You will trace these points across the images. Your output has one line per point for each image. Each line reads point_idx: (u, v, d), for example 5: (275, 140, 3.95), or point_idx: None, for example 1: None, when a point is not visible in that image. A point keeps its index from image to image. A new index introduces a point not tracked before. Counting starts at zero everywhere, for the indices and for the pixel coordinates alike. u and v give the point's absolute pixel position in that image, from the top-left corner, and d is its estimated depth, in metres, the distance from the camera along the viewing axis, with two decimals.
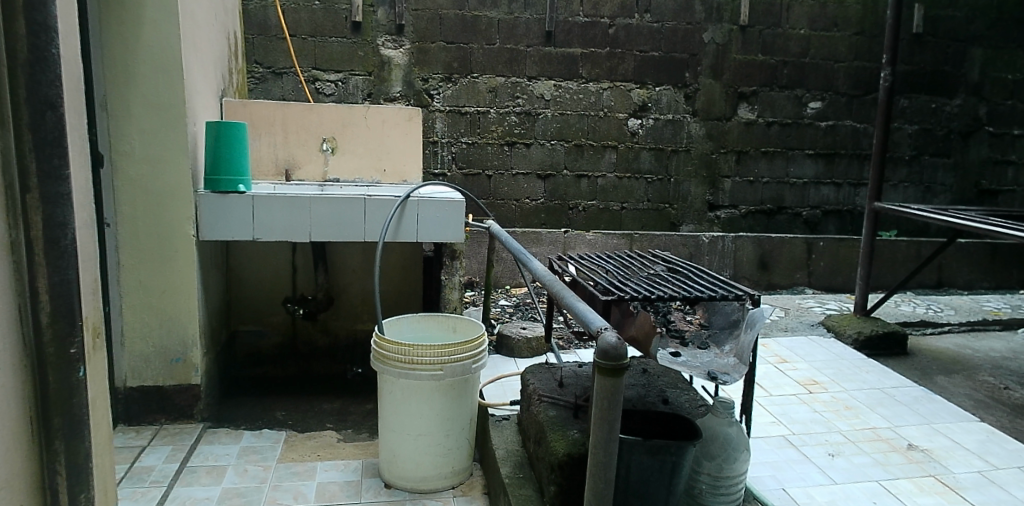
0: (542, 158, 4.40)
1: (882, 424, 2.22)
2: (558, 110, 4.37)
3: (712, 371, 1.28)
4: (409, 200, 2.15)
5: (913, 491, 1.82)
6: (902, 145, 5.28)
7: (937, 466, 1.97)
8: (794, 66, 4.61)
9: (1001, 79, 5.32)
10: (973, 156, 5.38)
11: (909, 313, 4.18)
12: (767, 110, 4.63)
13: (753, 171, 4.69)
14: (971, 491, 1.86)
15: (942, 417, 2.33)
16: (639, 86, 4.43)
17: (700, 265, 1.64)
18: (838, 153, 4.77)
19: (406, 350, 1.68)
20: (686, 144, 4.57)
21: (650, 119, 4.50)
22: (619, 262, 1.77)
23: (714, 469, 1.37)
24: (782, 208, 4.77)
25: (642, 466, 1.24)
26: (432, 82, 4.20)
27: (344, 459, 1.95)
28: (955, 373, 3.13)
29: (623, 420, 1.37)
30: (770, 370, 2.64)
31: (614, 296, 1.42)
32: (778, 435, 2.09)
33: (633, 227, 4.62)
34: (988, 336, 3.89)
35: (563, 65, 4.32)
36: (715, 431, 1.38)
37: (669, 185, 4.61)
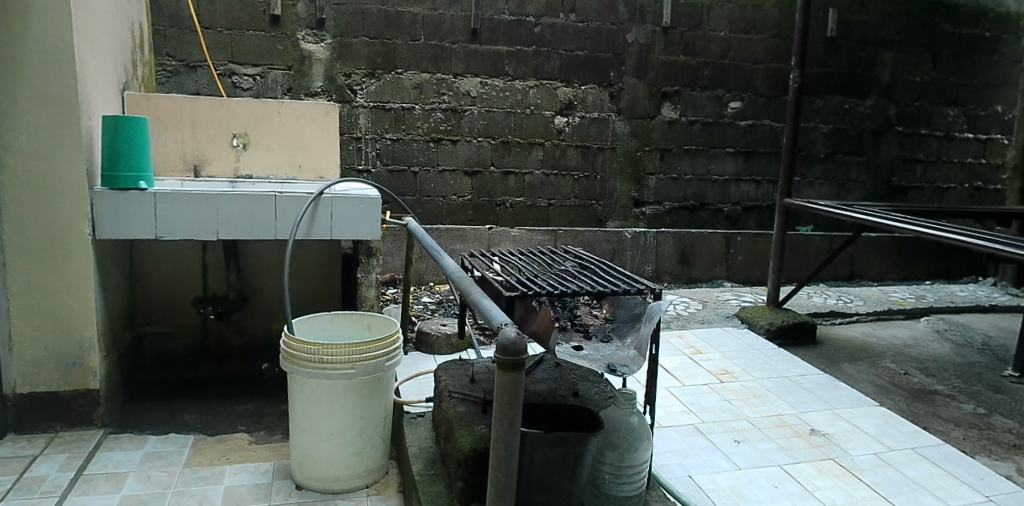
0: (468, 155, 4.40)
1: (787, 411, 2.33)
2: (485, 107, 4.38)
3: (612, 364, 1.34)
4: (322, 197, 2.13)
5: (812, 474, 1.92)
6: (817, 144, 5.51)
7: (836, 449, 2.08)
8: (715, 67, 4.75)
9: (909, 82, 5.61)
10: (884, 155, 5.67)
11: (821, 304, 4.38)
12: (690, 109, 4.76)
13: (676, 168, 4.81)
14: (866, 472, 1.97)
15: (844, 402, 2.46)
16: (565, 84, 4.49)
17: (608, 260, 1.68)
18: (756, 152, 4.94)
19: (316, 349, 1.67)
20: (612, 142, 4.66)
21: (576, 117, 4.56)
22: (531, 259, 1.80)
23: (616, 459, 1.41)
24: (704, 204, 4.92)
25: (544, 458, 1.29)
26: (354, 77, 4.14)
27: (254, 462, 1.92)
28: (860, 360, 3.31)
29: (529, 413, 1.42)
30: (685, 360, 2.73)
31: (518, 292, 1.44)
32: (688, 424, 2.16)
33: (560, 224, 4.68)
34: (892, 325, 4.12)
35: (489, 62, 4.34)
36: (617, 422, 1.43)
37: (595, 182, 4.68)
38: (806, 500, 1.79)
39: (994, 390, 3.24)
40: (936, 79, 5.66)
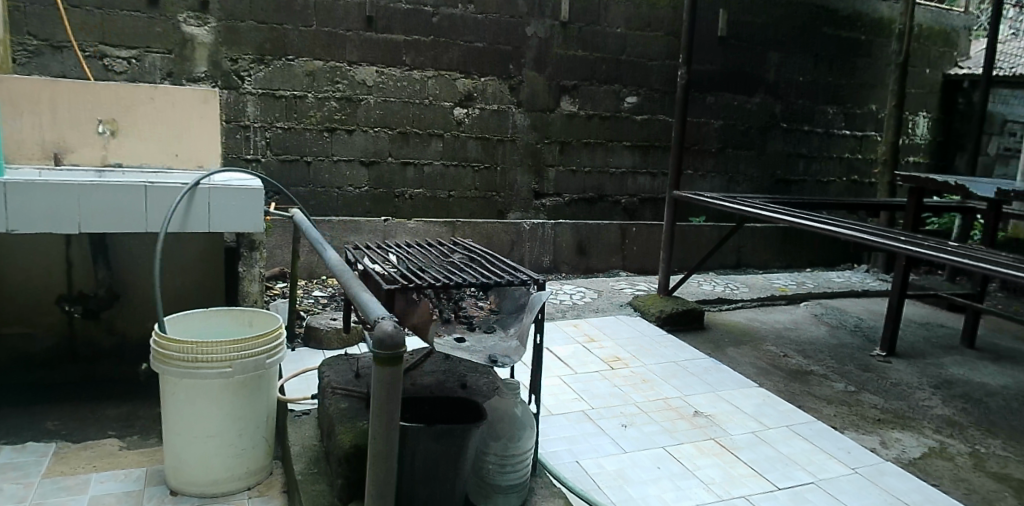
0: (366, 146, 4.32)
1: (673, 394, 2.42)
2: (381, 96, 4.30)
3: (493, 355, 1.32)
4: (199, 188, 2.03)
5: (693, 454, 2.01)
6: (709, 139, 5.75)
7: (716, 429, 2.19)
8: (612, 63, 4.86)
9: (792, 82, 5.94)
10: (769, 150, 5.98)
11: (710, 291, 4.59)
12: (588, 103, 4.85)
13: (575, 161, 4.90)
14: (743, 450, 2.08)
15: (726, 385, 2.59)
16: (464, 76, 4.48)
17: (496, 252, 1.69)
18: (651, 146, 5.10)
19: (190, 348, 1.61)
20: (511, 134, 4.68)
21: (475, 108, 4.56)
22: (420, 251, 1.79)
23: (500, 449, 1.48)
24: (603, 196, 5.03)
25: (426, 451, 1.39)
26: (241, 63, 3.97)
27: (124, 469, 1.81)
28: (745, 344, 3.49)
29: (412, 408, 1.51)
30: (579, 349, 2.79)
31: (399, 284, 1.43)
32: (577, 410, 2.21)
33: (461, 215, 4.67)
34: (775, 310, 4.37)
35: (387, 52, 4.26)
36: (501, 413, 1.51)
37: (495, 174, 4.70)
38: (686, 479, 1.87)
39: (863, 369, 3.50)
40: (816, 80, 6.02)
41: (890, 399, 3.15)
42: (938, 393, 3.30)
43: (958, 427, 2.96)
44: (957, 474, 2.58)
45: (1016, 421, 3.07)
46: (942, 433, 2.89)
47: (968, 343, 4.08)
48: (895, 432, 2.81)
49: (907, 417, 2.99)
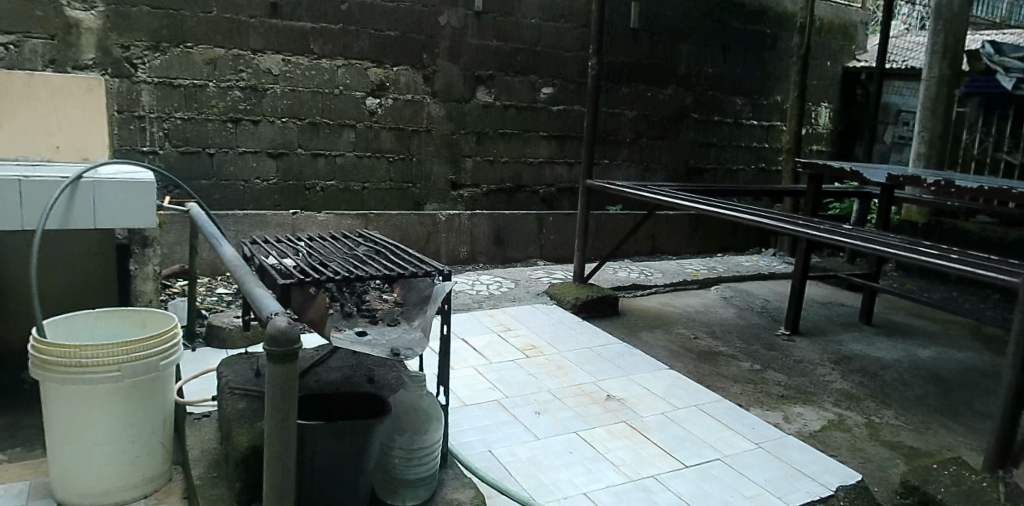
0: (273, 137, 4.18)
1: (587, 379, 2.48)
2: (288, 86, 4.17)
3: (395, 348, 1.31)
4: (82, 182, 1.92)
5: (604, 437, 2.08)
6: (624, 129, 5.86)
7: (628, 412, 2.26)
8: (527, 53, 4.87)
9: (703, 73, 6.11)
10: (682, 139, 6.15)
11: (624, 278, 4.71)
12: (504, 94, 4.85)
13: (492, 151, 4.89)
14: (654, 431, 2.16)
15: (640, 368, 2.66)
16: (376, 65, 4.39)
17: (401, 245, 1.66)
18: (567, 136, 5.16)
19: (71, 353, 1.55)
20: (426, 124, 4.63)
21: (388, 98, 4.48)
22: (324, 245, 1.74)
23: (405, 443, 1.52)
24: (520, 186, 5.06)
25: (327, 447, 1.44)
26: (134, 50, 3.76)
27: (6, 483, 1.73)
28: (657, 327, 3.60)
29: (319, 403, 1.58)
30: (495, 338, 2.81)
31: (295, 279, 1.39)
32: (491, 401, 2.26)
33: (376, 207, 4.59)
34: (687, 295, 4.51)
35: (293, 40, 4.13)
36: (406, 408, 1.56)
37: (411, 165, 4.64)
38: (597, 462, 1.94)
39: (769, 348, 3.66)
40: (724, 71, 6.23)
41: (794, 376, 3.31)
42: (837, 368, 3.48)
43: (855, 400, 3.13)
44: (854, 444, 2.74)
45: (907, 392, 3.28)
46: (841, 406, 3.06)
47: (865, 319, 4.32)
48: (797, 407, 2.96)
49: (808, 392, 3.15)
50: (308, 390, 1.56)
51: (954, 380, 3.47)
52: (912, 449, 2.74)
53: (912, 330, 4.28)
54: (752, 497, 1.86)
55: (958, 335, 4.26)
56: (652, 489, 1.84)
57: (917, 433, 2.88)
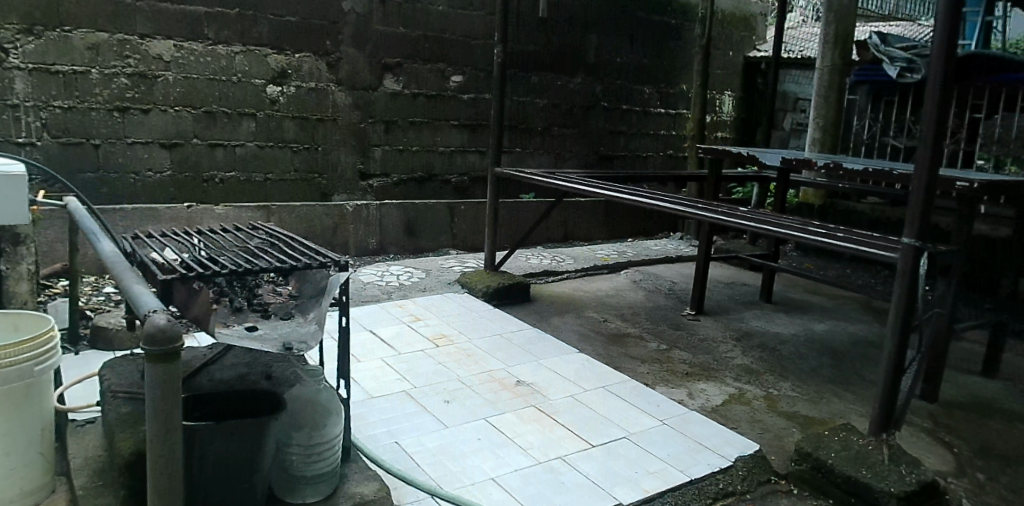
0: (165, 127, 3.98)
1: (497, 366, 2.67)
2: (181, 73, 3.97)
3: (288, 342, 1.29)
4: None
5: (513, 422, 2.28)
6: (535, 117, 5.89)
7: (537, 396, 2.46)
8: (435, 40, 4.82)
9: (611, 62, 6.22)
10: (592, 127, 6.24)
11: (536, 264, 4.76)
12: (412, 82, 4.78)
13: (402, 140, 4.82)
14: (562, 414, 2.37)
15: (550, 353, 2.85)
16: (276, 52, 4.24)
17: (297, 235, 1.63)
18: (478, 125, 5.14)
19: None
20: (332, 113, 4.51)
21: (291, 86, 4.33)
22: (214, 238, 1.68)
23: (303, 438, 1.55)
24: (432, 175, 5.01)
25: (218, 453, 1.45)
26: (4, 34, 3.51)
27: None
28: (568, 312, 3.66)
29: (208, 405, 1.58)
30: (404, 328, 2.97)
31: (177, 274, 1.33)
32: (401, 391, 2.41)
33: (280, 199, 4.45)
34: (597, 279, 4.59)
35: (185, 24, 3.93)
36: (306, 404, 1.59)
37: (317, 155, 4.51)
38: (506, 447, 2.13)
39: (675, 328, 3.79)
40: (632, 61, 6.36)
41: (698, 354, 3.44)
42: (738, 345, 3.64)
43: (755, 374, 3.29)
44: (753, 415, 2.88)
45: (803, 364, 3.47)
46: (742, 380, 3.20)
47: (765, 297, 4.54)
48: (700, 383, 3.08)
49: (711, 368, 3.28)
50: (197, 390, 1.56)
51: (845, 352, 3.69)
52: (807, 418, 2.90)
53: (808, 306, 4.52)
54: (654, 472, 2.09)
55: (849, 309, 4.53)
56: (558, 470, 2.03)
57: (810, 403, 3.05)
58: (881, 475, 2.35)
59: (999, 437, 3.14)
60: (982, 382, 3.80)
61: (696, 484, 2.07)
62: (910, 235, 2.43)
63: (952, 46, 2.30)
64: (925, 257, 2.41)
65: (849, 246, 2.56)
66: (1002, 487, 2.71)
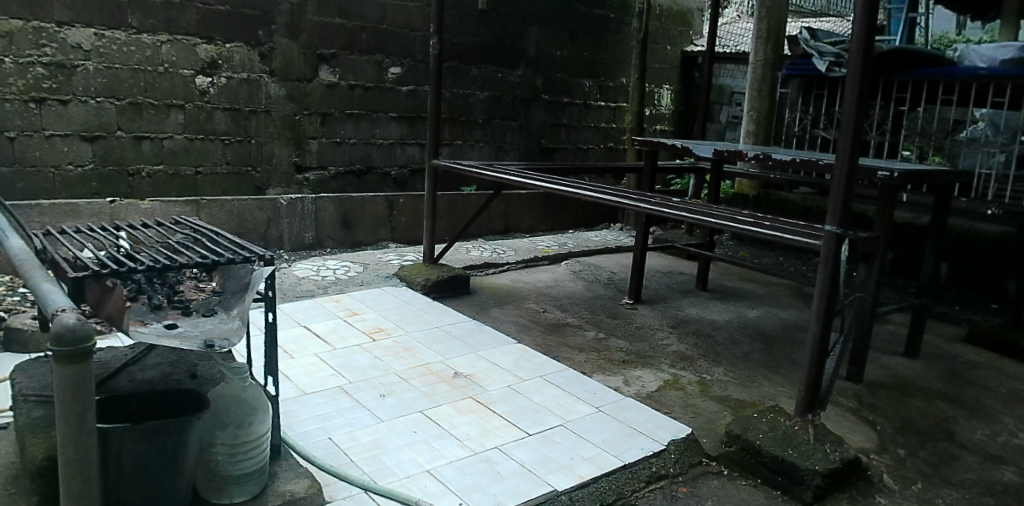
0: (86, 118, 3.82)
1: (434, 359, 2.69)
2: (103, 62, 3.81)
3: (209, 338, 1.29)
4: None
5: (449, 414, 2.29)
6: (475, 109, 5.87)
7: (474, 387, 2.49)
8: (372, 32, 4.75)
9: (551, 55, 6.25)
10: (533, 119, 6.27)
11: (477, 257, 4.77)
12: (349, 73, 4.71)
13: (339, 132, 4.74)
14: (498, 404, 2.40)
15: (488, 344, 2.89)
16: (206, 41, 4.11)
17: (222, 231, 1.62)
18: (418, 117, 5.10)
19: None
20: (266, 105, 4.40)
21: (221, 77, 4.21)
22: (136, 234, 1.66)
23: (229, 437, 1.58)
24: (371, 168, 4.94)
25: (137, 454, 1.43)
26: None
27: None
28: (508, 303, 3.68)
29: (127, 405, 1.55)
30: (339, 324, 2.97)
31: (89, 271, 1.32)
32: (335, 387, 2.40)
33: (212, 193, 4.32)
34: (537, 270, 4.63)
35: (105, 11, 3.77)
36: (231, 401, 1.60)
37: (250, 147, 4.40)
38: (442, 439, 2.14)
39: (613, 317, 3.86)
40: (572, 54, 6.41)
41: (635, 342, 3.51)
42: (674, 332, 3.73)
43: (689, 360, 3.38)
44: (686, 400, 2.96)
45: (735, 350, 3.58)
46: (677, 366, 3.29)
47: (701, 286, 4.65)
48: (637, 370, 3.15)
49: (647, 356, 3.36)
50: (114, 391, 1.54)
51: (775, 337, 3.83)
52: (738, 401, 3.00)
53: (742, 293, 4.66)
54: (589, 458, 2.13)
55: (781, 295, 4.69)
56: (494, 460, 2.05)
57: (742, 386, 3.15)
58: (806, 453, 2.46)
59: (918, 414, 3.31)
60: (903, 362, 3.99)
61: (630, 468, 2.12)
62: (832, 222, 2.54)
63: (869, 39, 2.40)
64: (845, 244, 2.52)
65: (778, 235, 2.63)
66: (920, 461, 2.85)
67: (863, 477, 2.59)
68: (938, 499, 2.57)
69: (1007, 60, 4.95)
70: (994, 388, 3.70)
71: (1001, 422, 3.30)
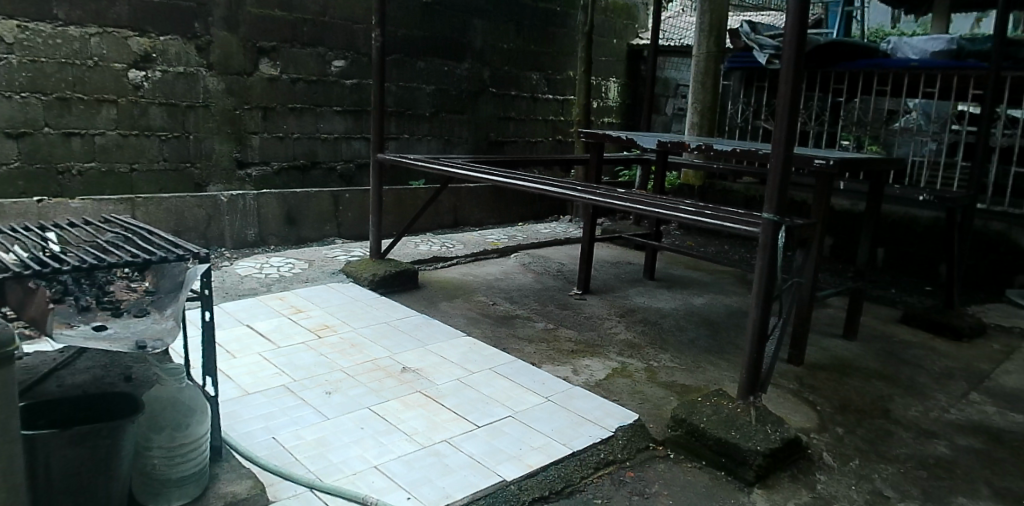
0: (11, 114, 3.66)
1: (382, 354, 2.68)
2: (27, 56, 3.66)
3: (141, 339, 1.27)
4: None
5: (396, 409, 2.29)
6: (421, 103, 5.82)
7: (423, 382, 2.49)
8: (313, 24, 4.66)
9: (497, 48, 6.24)
10: (481, 113, 6.25)
11: (425, 251, 4.75)
12: (291, 66, 4.61)
13: (282, 127, 4.65)
14: (447, 397, 2.41)
15: (437, 338, 2.90)
16: (138, 34, 3.97)
17: (154, 229, 1.59)
18: (363, 111, 5.03)
19: None
20: (204, 99, 4.28)
21: (156, 71, 4.08)
22: (60, 233, 1.60)
23: (166, 440, 1.55)
24: (316, 163, 4.86)
25: (67, 459, 1.40)
26: None
27: None
28: (457, 297, 3.68)
29: (54, 411, 1.50)
30: (283, 321, 2.92)
31: (9, 271, 1.25)
32: (279, 386, 2.37)
33: (148, 191, 4.19)
34: (486, 263, 4.63)
35: (28, 2, 3.61)
36: (166, 402, 1.58)
37: (188, 143, 4.27)
38: (390, 434, 2.13)
39: (562, 307, 3.89)
40: (519, 47, 6.41)
41: (583, 331, 3.55)
42: (622, 321, 3.79)
43: (637, 348, 3.44)
44: (634, 387, 3.01)
45: (682, 337, 3.65)
46: (624, 354, 3.34)
47: (648, 275, 4.73)
48: (585, 360, 3.19)
49: (596, 345, 3.40)
50: (42, 397, 1.49)
51: (720, 322, 3.92)
52: (684, 387, 3.06)
53: (688, 281, 4.76)
54: (537, 447, 2.16)
55: (726, 282, 4.80)
56: (442, 453, 2.06)
57: (688, 372, 3.22)
58: (748, 435, 2.53)
59: (855, 394, 3.44)
60: (842, 344, 4.14)
61: (579, 455, 2.16)
62: (769, 210, 2.61)
63: (801, 31, 2.47)
64: (782, 232, 2.60)
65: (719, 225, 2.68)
66: (857, 439, 2.97)
67: (803, 456, 2.68)
68: (874, 474, 2.68)
69: (938, 53, 5.19)
70: (926, 366, 3.87)
71: (933, 399, 3.45)
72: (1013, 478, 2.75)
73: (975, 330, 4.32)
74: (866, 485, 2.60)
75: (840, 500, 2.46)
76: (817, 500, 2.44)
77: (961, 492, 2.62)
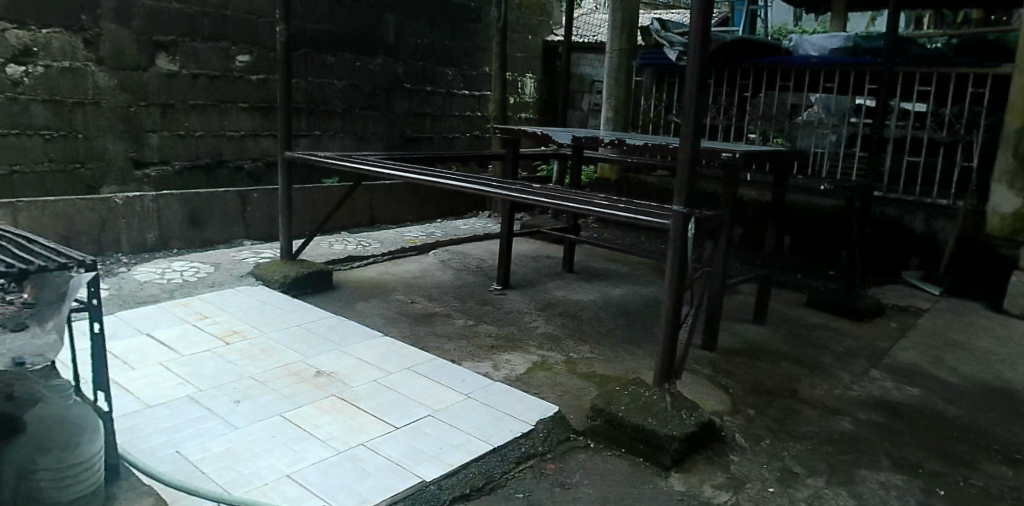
0: None
1: (294, 359, 2.61)
2: None
3: None
4: None
5: (311, 415, 2.23)
6: (333, 99, 5.67)
7: (338, 385, 2.44)
8: (215, 18, 4.47)
9: (411, 43, 6.17)
10: (396, 109, 6.15)
11: (340, 251, 4.64)
12: (191, 61, 4.40)
13: (183, 125, 4.44)
14: (364, 400, 2.37)
15: (353, 339, 2.84)
16: (16, 26, 3.70)
17: (32, 236, 1.48)
18: (271, 108, 4.87)
19: None
20: (94, 96, 4.02)
21: (38, 66, 3.81)
22: None
23: (55, 461, 1.47)
24: (222, 162, 4.67)
25: None
26: None
27: None
28: (374, 297, 3.61)
29: None
30: (187, 328, 2.80)
31: None
32: (183, 397, 2.27)
33: (33, 194, 3.92)
34: (404, 261, 4.56)
35: None
36: (55, 420, 1.51)
37: (78, 143, 4.01)
38: (305, 441, 2.08)
39: (481, 303, 3.88)
40: (433, 42, 6.35)
41: (503, 326, 3.56)
42: (541, 314, 3.81)
43: (557, 340, 3.47)
44: (555, 380, 3.04)
45: (600, 327, 3.71)
46: (544, 348, 3.36)
47: (567, 268, 4.77)
48: (506, 355, 3.19)
49: (516, 339, 3.41)
50: None
51: (636, 312, 4.01)
52: (603, 377, 3.11)
53: (606, 273, 4.84)
54: (459, 445, 2.15)
55: (642, 273, 4.91)
56: (360, 458, 2.02)
57: (607, 362, 3.28)
58: (665, 421, 2.60)
59: (765, 376, 3.59)
60: (753, 329, 4.31)
61: (501, 451, 2.16)
62: (678, 202, 2.68)
63: (706, 29, 2.55)
64: (691, 223, 2.67)
65: (636, 218, 2.71)
66: (767, 419, 3.09)
67: (717, 438, 2.78)
68: (784, 452, 2.80)
69: (836, 49, 5.98)
70: (830, 346, 4.08)
71: (836, 377, 3.64)
72: (910, 448, 2.94)
73: (873, 311, 4.60)
74: (776, 463, 2.71)
75: (753, 479, 2.56)
76: (731, 480, 2.54)
77: (863, 464, 2.77)
